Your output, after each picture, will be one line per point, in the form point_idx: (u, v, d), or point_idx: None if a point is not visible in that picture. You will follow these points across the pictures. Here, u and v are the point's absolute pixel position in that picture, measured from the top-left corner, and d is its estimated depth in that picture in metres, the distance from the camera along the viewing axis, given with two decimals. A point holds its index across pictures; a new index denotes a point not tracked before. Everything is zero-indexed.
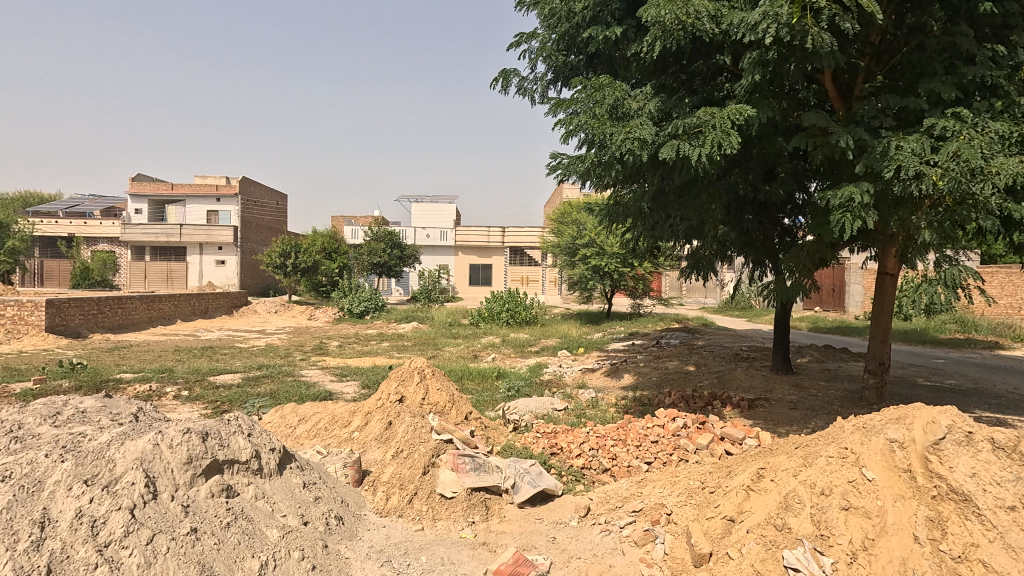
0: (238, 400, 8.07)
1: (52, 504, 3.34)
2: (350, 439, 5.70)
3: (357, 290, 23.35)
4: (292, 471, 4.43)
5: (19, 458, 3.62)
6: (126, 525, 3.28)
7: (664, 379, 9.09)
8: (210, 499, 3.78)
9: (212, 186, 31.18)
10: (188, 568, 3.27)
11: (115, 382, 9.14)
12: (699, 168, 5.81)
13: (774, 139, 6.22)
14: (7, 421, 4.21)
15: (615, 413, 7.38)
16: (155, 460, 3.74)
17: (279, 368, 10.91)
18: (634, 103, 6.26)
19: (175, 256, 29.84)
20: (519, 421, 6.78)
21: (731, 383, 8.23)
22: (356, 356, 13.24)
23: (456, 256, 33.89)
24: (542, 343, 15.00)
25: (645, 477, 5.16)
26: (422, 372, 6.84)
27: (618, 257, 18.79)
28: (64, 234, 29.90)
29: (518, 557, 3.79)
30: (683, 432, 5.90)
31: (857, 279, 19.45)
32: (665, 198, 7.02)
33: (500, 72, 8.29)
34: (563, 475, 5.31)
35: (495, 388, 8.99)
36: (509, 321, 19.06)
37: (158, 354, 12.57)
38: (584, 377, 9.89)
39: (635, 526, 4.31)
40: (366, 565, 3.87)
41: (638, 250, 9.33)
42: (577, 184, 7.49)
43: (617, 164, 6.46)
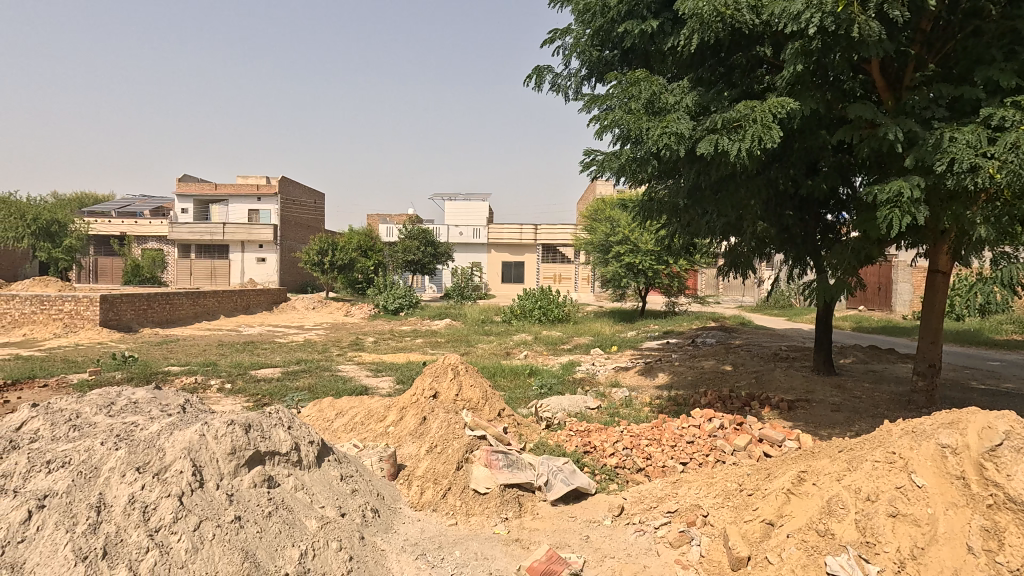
0: (278, 393, 8.31)
1: (107, 489, 3.50)
2: (385, 434, 5.82)
3: (391, 288, 23.76)
4: (330, 464, 4.55)
5: (77, 446, 3.82)
6: (174, 512, 3.41)
7: (699, 378, 8.92)
8: (252, 489, 3.91)
9: (253, 185, 32.16)
10: (233, 554, 3.38)
11: (163, 375, 9.55)
12: (738, 163, 5.65)
13: (817, 131, 6.03)
14: (66, 410, 4.44)
15: (650, 413, 7.29)
16: (201, 450, 3.88)
17: (317, 363, 11.19)
18: (671, 97, 6.15)
19: (219, 254, 30.92)
20: (551, 418, 6.77)
21: (769, 383, 8.02)
22: (391, 352, 13.50)
23: (488, 253, 34.03)
24: (575, 341, 14.92)
25: (680, 477, 5.08)
26: (455, 369, 6.91)
27: (652, 254, 18.51)
28: (116, 233, 31.38)
29: (551, 554, 3.80)
30: (720, 432, 5.80)
31: (905, 278, 18.71)
32: (702, 195, 6.87)
33: (533, 69, 8.28)
34: (596, 473, 5.28)
35: (527, 386, 8.98)
36: (542, 319, 19.03)
37: (203, 349, 13.08)
38: (618, 375, 9.81)
39: (670, 527, 4.25)
40: (402, 559, 3.93)
41: (673, 247, 9.14)
42: (611, 181, 7.42)
43: (652, 159, 6.38)
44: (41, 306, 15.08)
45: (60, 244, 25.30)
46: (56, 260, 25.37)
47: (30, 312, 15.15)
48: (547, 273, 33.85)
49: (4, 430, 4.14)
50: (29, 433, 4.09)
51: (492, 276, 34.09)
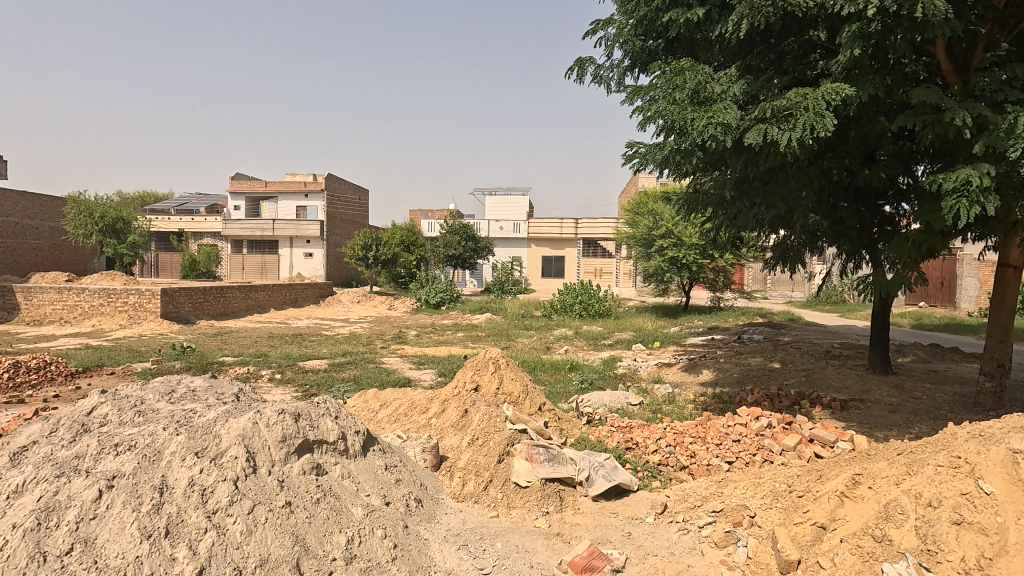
0: (325, 384, 8.59)
1: (169, 472, 3.69)
2: (428, 425, 5.94)
3: (433, 282, 24.09)
4: (375, 454, 4.67)
5: (142, 431, 4.05)
6: (230, 495, 3.58)
7: (745, 376, 8.67)
8: (302, 476, 4.05)
9: (301, 183, 33.19)
10: (284, 538, 3.51)
11: (219, 365, 10.02)
12: (789, 153, 5.43)
13: (874, 118, 5.73)
14: (132, 396, 4.72)
15: (693, 410, 7.16)
16: (254, 437, 4.05)
17: (362, 355, 11.49)
18: (718, 86, 5.98)
19: (269, 249, 32.07)
20: (592, 414, 6.72)
21: (819, 382, 7.73)
22: (433, 345, 13.73)
23: (529, 248, 34.06)
24: (616, 336, 14.77)
25: (725, 476, 4.95)
26: (496, 363, 6.96)
27: (697, 248, 18.06)
28: (175, 229, 32.98)
29: (593, 550, 3.79)
30: (767, 432, 5.62)
31: (972, 273, 17.72)
32: (749, 186, 6.63)
33: (575, 61, 8.19)
34: (638, 470, 5.22)
35: (567, 381, 8.94)
36: (582, 314, 18.91)
37: (255, 340, 13.59)
38: (660, 372, 9.65)
39: (715, 527, 4.17)
40: (444, 548, 3.99)
41: (719, 241, 8.86)
42: (654, 174, 7.28)
43: (697, 150, 6.22)
44: (108, 299, 16.03)
45: (125, 240, 26.97)
46: (121, 256, 26.91)
47: (98, 305, 16.12)
48: (588, 268, 33.56)
49: (76, 414, 4.42)
50: (99, 418, 4.36)
51: (533, 270, 34.14)
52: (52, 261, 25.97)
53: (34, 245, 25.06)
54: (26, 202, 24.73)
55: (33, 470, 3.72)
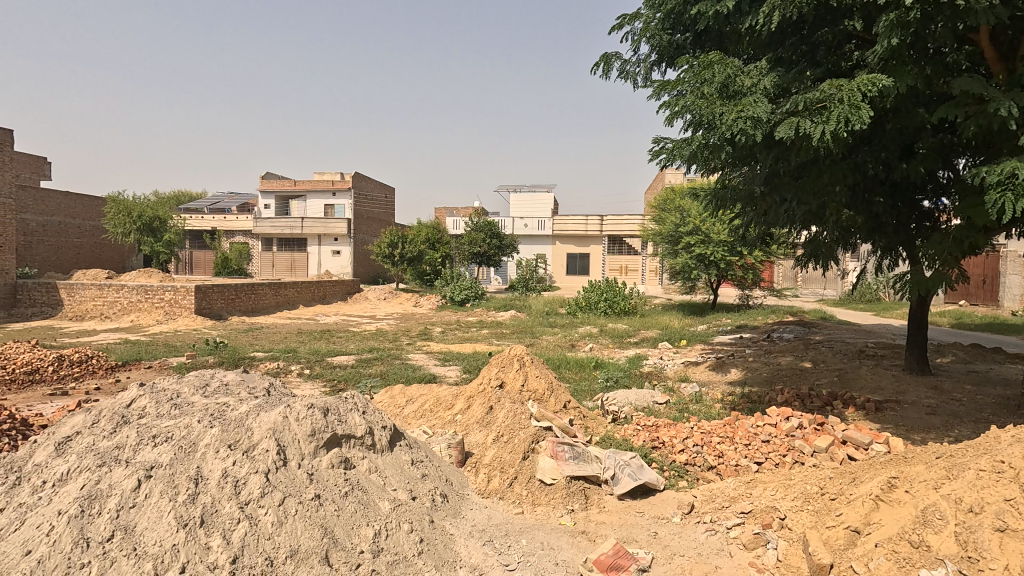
0: (353, 379, 8.73)
1: (203, 464, 3.80)
2: (453, 421, 5.99)
3: (458, 279, 24.24)
4: (401, 449, 4.73)
5: (178, 423, 4.19)
6: (262, 487, 3.67)
7: (775, 375, 8.49)
8: (331, 470, 4.12)
9: (329, 181, 33.72)
10: (314, 530, 3.58)
11: (250, 360, 10.27)
12: (822, 147, 5.28)
13: (913, 110, 5.54)
14: (168, 389, 4.87)
15: (721, 409, 7.05)
16: (284, 430, 4.14)
17: (388, 351, 11.64)
18: (748, 79, 5.86)
19: (298, 247, 32.68)
20: (618, 412, 6.68)
21: (853, 382, 7.53)
22: (457, 342, 13.83)
23: (553, 245, 33.98)
24: (642, 334, 14.65)
25: (754, 477, 4.87)
26: (521, 360, 6.97)
27: (725, 245, 17.74)
28: (208, 227, 33.89)
29: (619, 549, 3.76)
30: (798, 433, 5.50)
31: (1016, 270, 17.04)
32: (780, 181, 6.48)
33: (601, 56, 8.13)
34: (664, 470, 5.16)
35: (592, 378, 8.89)
36: (607, 312, 18.77)
37: (285, 336, 13.90)
38: (687, 371, 9.52)
39: (743, 528, 4.11)
40: (469, 543, 4.02)
41: (748, 238, 8.68)
42: (681, 170, 7.18)
43: (726, 145, 6.10)
44: (146, 295, 16.58)
45: (161, 238, 27.93)
46: (158, 253, 27.80)
47: (136, 301, 16.67)
48: (613, 265, 33.28)
49: (117, 405, 4.59)
50: (138, 410, 4.52)
51: (557, 268, 34.05)
52: (93, 259, 26.99)
53: (77, 243, 26.03)
54: (69, 202, 25.65)
55: (77, 459, 3.89)
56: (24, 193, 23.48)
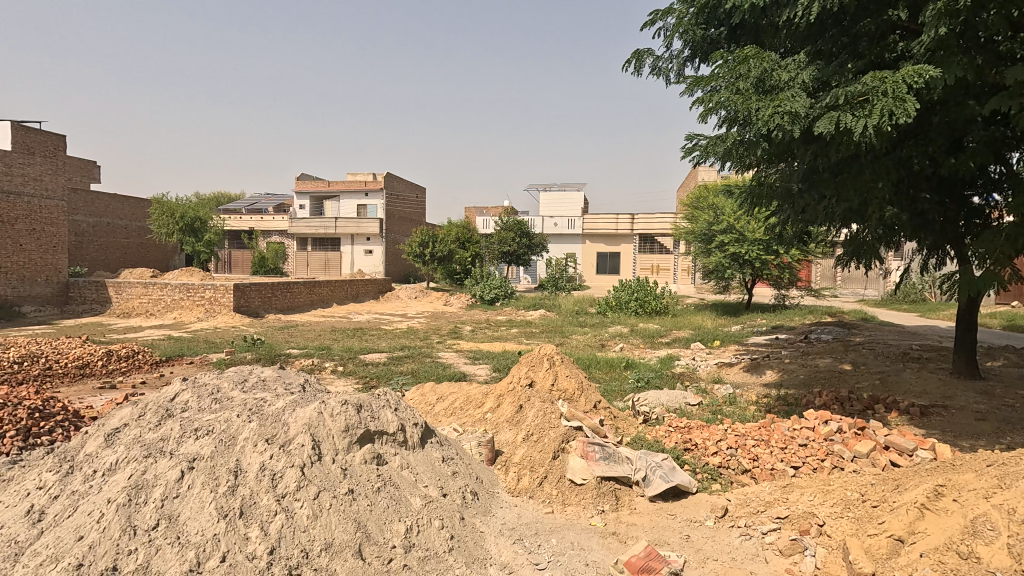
0: (385, 377, 8.87)
1: (242, 457, 3.92)
2: (483, 419, 6.02)
3: (488, 278, 24.33)
4: (433, 446, 4.78)
5: (219, 417, 4.33)
6: (297, 481, 3.77)
7: (813, 377, 8.25)
8: (363, 465, 4.19)
9: (362, 182, 34.29)
10: (347, 524, 3.65)
11: (286, 357, 10.54)
12: (864, 142, 5.11)
13: (963, 102, 5.31)
14: (209, 384, 5.04)
15: (756, 411, 6.89)
16: (319, 426, 4.24)
17: (418, 350, 11.78)
18: (785, 74, 5.72)
19: (332, 246, 33.33)
20: (649, 413, 6.60)
21: (896, 386, 7.25)
22: (487, 340, 13.89)
23: (583, 244, 33.79)
24: (674, 334, 14.44)
25: (790, 482, 4.75)
26: (551, 359, 6.95)
27: (760, 243, 17.31)
28: (246, 227, 34.90)
29: (650, 551, 3.71)
30: (837, 437, 5.33)
31: None
32: (819, 178, 6.29)
33: (633, 53, 8.05)
34: (697, 472, 5.07)
35: (623, 378, 8.81)
36: (638, 311, 18.57)
37: (319, 334, 14.21)
38: (720, 372, 9.34)
39: (780, 534, 4.01)
40: (499, 541, 4.04)
41: (784, 236, 8.45)
42: (715, 167, 7.04)
43: (763, 141, 5.94)
44: (188, 293, 17.18)
45: (202, 239, 28.99)
46: (199, 253, 28.78)
47: (178, 298, 17.28)
48: (644, 264, 32.87)
49: (161, 400, 4.77)
50: (181, 403, 4.70)
51: (587, 267, 33.83)
52: (139, 258, 28.11)
53: (124, 243, 27.15)
54: (117, 203, 26.73)
55: (125, 450, 4.07)
56: (76, 195, 24.56)
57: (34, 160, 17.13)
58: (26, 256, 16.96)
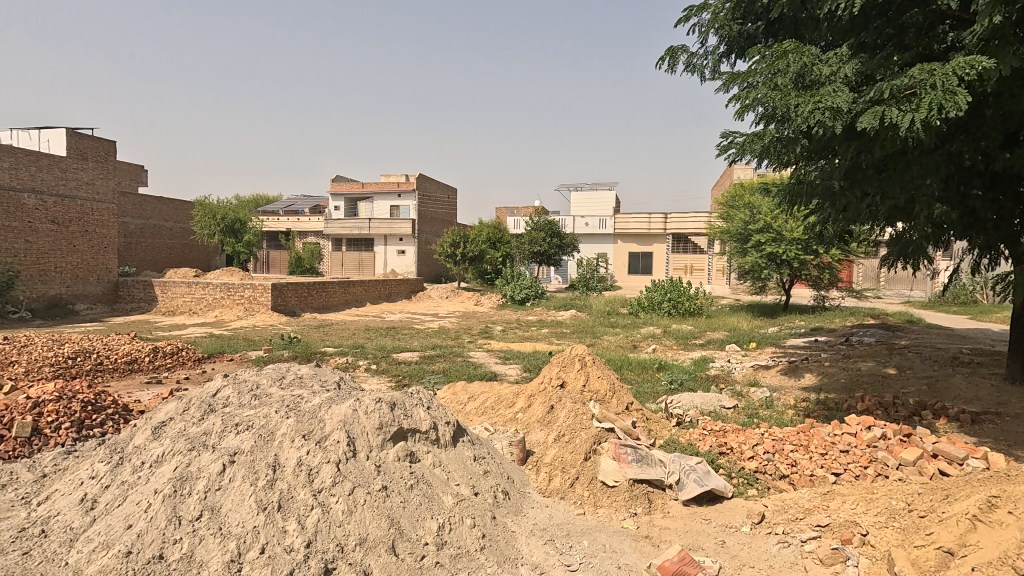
0: (417, 375, 8.98)
1: (281, 452, 4.03)
2: (514, 419, 6.03)
3: (519, 278, 24.36)
4: (464, 445, 4.81)
5: (258, 413, 4.46)
6: (333, 477, 3.85)
7: (855, 381, 7.96)
8: (396, 463, 4.25)
9: (395, 183, 34.79)
10: (381, 520, 3.71)
11: (321, 354, 10.78)
12: (911, 137, 4.91)
13: (1019, 94, 5.05)
14: (249, 381, 5.21)
15: (794, 416, 6.70)
16: (354, 423, 4.32)
17: (450, 349, 11.88)
18: (827, 68, 5.54)
19: (365, 246, 33.92)
20: (682, 416, 6.49)
21: (944, 392, 6.94)
22: (518, 340, 13.89)
23: (615, 244, 33.47)
24: (708, 336, 14.16)
25: (831, 489, 4.60)
26: (582, 360, 6.91)
27: (799, 243, 16.81)
28: (283, 228, 35.83)
29: (684, 556, 3.64)
30: (881, 444, 5.14)
31: None
32: (863, 175, 6.07)
33: (667, 50, 7.93)
34: (732, 476, 4.95)
35: (656, 380, 8.69)
36: (671, 312, 18.28)
37: (353, 333, 14.47)
38: (757, 374, 9.12)
39: (820, 543, 3.88)
40: (531, 541, 4.03)
41: (823, 236, 8.19)
42: (751, 165, 6.87)
43: (802, 138, 5.78)
44: (228, 292, 17.75)
45: (242, 239, 29.88)
46: (239, 253, 29.71)
47: (219, 297, 17.88)
48: (678, 265, 32.35)
49: (204, 395, 4.95)
50: (222, 399, 4.86)
51: (619, 267, 33.50)
52: (183, 258, 29.20)
53: (169, 244, 28.25)
54: (162, 205, 27.80)
55: (170, 443, 4.23)
56: (124, 198, 25.66)
57: (87, 165, 17.98)
58: (80, 256, 17.81)
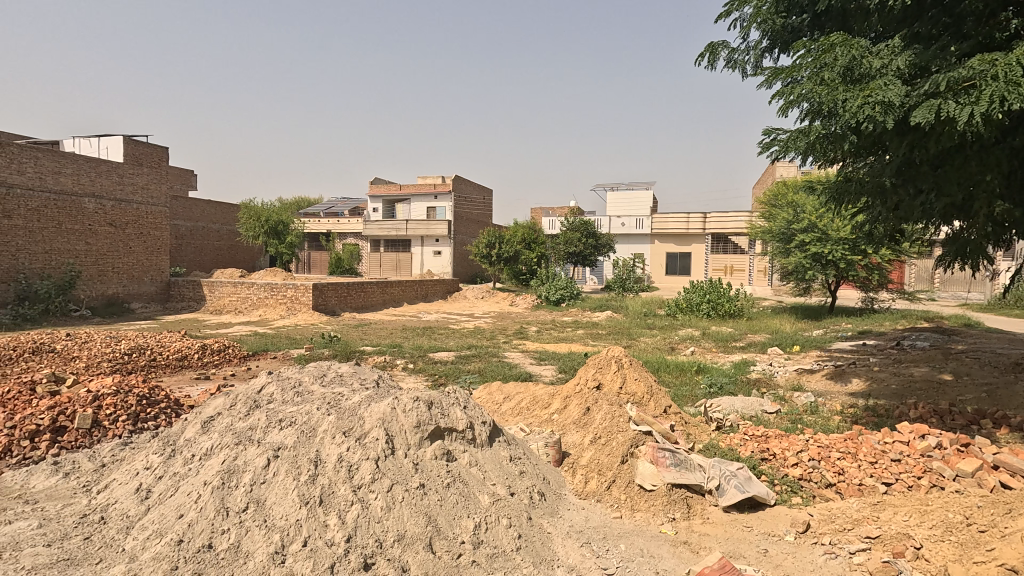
0: (453, 375, 9.07)
1: (322, 447, 4.13)
2: (550, 420, 6.03)
3: (554, 279, 24.31)
4: (501, 445, 4.83)
5: (301, 409, 4.60)
6: (372, 473, 3.93)
7: (906, 387, 7.61)
8: (434, 461, 4.31)
9: (431, 185, 35.23)
10: (418, 517, 3.76)
11: (360, 353, 11.01)
12: (969, 132, 4.67)
13: None
14: (292, 378, 5.36)
15: (841, 422, 6.46)
16: (393, 420, 4.40)
17: (486, 349, 11.96)
18: (877, 60, 5.33)
19: (402, 247, 34.46)
20: (723, 420, 6.34)
21: (1006, 400, 6.56)
22: (554, 341, 13.86)
23: (652, 245, 33.00)
24: (749, 338, 13.79)
25: (881, 500, 4.41)
26: (619, 362, 6.83)
27: (846, 243, 16.16)
28: (324, 230, 36.76)
29: (725, 563, 3.55)
30: (935, 453, 4.90)
31: None
32: (916, 172, 5.80)
33: (707, 47, 7.78)
34: (776, 483, 4.80)
35: (694, 383, 8.52)
36: (710, 313, 17.88)
37: (391, 332, 14.72)
38: (800, 379, 8.82)
39: (870, 555, 3.72)
40: (567, 543, 4.02)
41: (872, 236, 7.86)
42: (795, 162, 6.67)
43: (851, 134, 5.57)
44: (272, 292, 18.31)
45: (284, 241, 30.41)
46: (281, 254, 30.64)
47: (263, 297, 18.47)
48: (717, 265, 31.63)
49: (250, 391, 5.13)
50: (267, 395, 5.02)
51: (656, 268, 33.00)
52: (229, 259, 30.33)
53: (217, 245, 29.38)
54: (210, 208, 28.93)
55: (218, 437, 4.40)
56: (176, 201, 26.83)
57: (142, 171, 18.90)
58: (135, 257, 18.73)
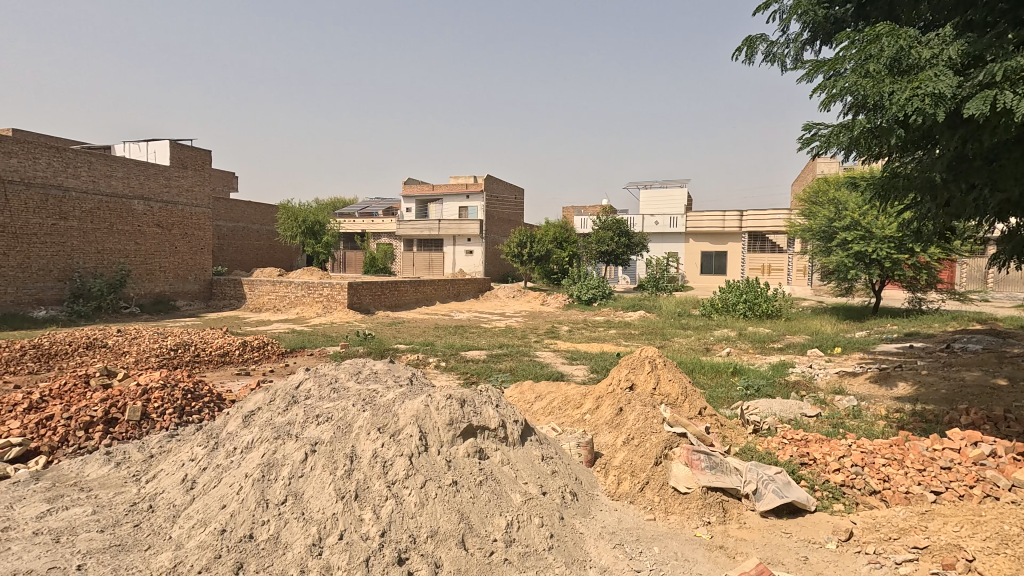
0: (485, 373, 9.12)
1: (357, 443, 4.22)
2: (582, 420, 6.01)
3: (586, 278, 24.17)
4: (532, 444, 4.83)
5: (337, 405, 4.70)
6: (406, 469, 3.99)
7: (957, 392, 7.27)
8: (466, 458, 4.34)
9: (463, 185, 35.48)
10: (451, 513, 3.80)
11: (394, 351, 11.18)
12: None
13: None
14: (328, 375, 5.49)
15: (886, 427, 6.22)
16: (426, 418, 4.45)
17: (517, 348, 11.99)
18: (927, 50, 5.11)
19: (435, 247, 34.80)
20: (760, 423, 6.19)
21: None
22: (586, 341, 13.79)
23: (686, 244, 32.44)
24: (787, 339, 13.42)
25: (930, 509, 4.23)
26: (652, 362, 6.74)
27: (892, 241, 15.52)
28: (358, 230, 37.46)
29: (762, 569, 3.47)
30: (989, 462, 4.67)
31: None
32: (969, 167, 5.54)
33: (744, 41, 7.60)
34: (816, 489, 4.66)
35: (730, 385, 8.35)
36: (747, 314, 17.47)
37: (423, 331, 14.91)
38: (842, 382, 8.52)
39: (917, 566, 3.57)
40: (599, 544, 3.99)
41: (920, 234, 7.54)
42: (838, 158, 6.45)
43: (898, 128, 5.35)
44: (308, 291, 18.76)
45: (321, 240, 31.26)
46: (318, 253, 31.35)
47: (300, 295, 18.94)
48: (754, 264, 30.87)
49: (288, 387, 5.27)
50: (305, 391, 5.16)
51: (690, 267, 32.43)
52: (268, 258, 31.22)
53: (256, 245, 30.29)
54: (250, 209, 29.83)
55: (259, 431, 4.55)
56: (218, 203, 27.78)
57: (187, 173, 19.65)
58: (180, 257, 19.49)
